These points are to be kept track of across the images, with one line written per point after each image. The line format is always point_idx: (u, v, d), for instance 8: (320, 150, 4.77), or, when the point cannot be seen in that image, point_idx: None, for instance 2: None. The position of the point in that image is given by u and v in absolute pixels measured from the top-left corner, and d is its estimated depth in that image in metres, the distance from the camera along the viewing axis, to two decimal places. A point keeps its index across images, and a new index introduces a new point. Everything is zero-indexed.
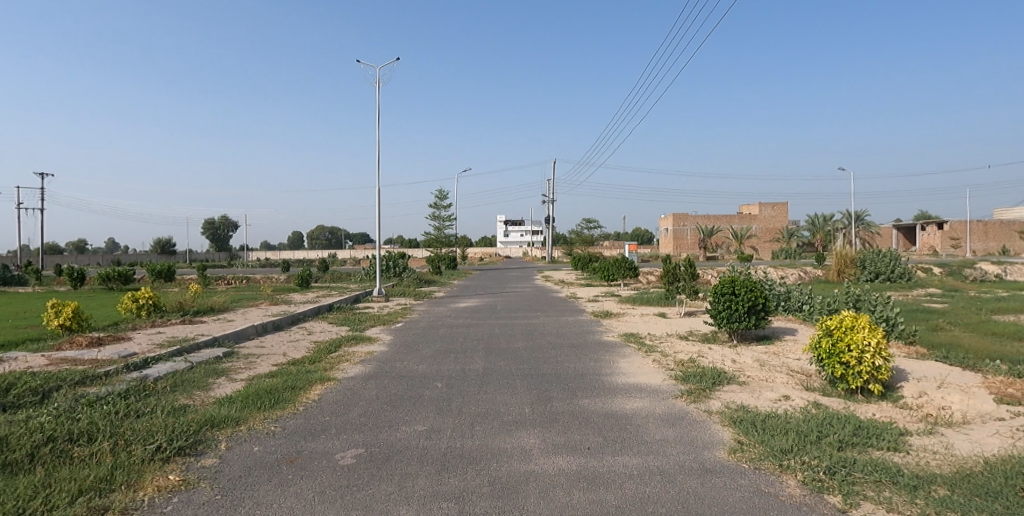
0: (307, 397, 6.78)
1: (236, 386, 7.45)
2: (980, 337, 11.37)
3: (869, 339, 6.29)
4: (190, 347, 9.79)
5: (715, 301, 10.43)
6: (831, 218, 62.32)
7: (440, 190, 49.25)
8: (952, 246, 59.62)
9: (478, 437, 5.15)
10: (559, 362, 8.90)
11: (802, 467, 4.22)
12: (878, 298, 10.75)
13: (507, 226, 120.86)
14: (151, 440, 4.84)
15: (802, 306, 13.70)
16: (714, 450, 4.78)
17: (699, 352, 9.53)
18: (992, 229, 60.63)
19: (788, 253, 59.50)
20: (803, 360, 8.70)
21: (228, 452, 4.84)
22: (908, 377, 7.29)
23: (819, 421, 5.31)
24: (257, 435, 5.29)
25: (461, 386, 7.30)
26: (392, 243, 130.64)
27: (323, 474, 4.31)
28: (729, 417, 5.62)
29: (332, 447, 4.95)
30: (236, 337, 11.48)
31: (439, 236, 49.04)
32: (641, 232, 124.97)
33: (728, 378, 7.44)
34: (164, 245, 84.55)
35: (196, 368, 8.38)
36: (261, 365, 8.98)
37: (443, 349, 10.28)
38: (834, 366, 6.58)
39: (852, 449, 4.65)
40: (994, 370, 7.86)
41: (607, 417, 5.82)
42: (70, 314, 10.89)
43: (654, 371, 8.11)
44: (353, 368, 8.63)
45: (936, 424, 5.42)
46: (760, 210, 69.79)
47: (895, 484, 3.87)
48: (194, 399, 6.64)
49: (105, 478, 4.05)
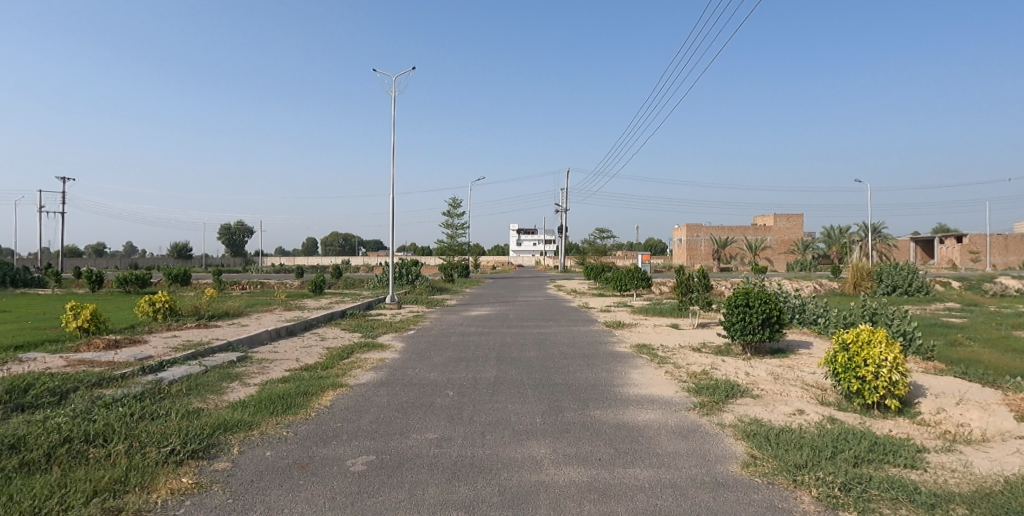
0: (319, 403, 6.82)
1: (249, 390, 7.52)
2: (1001, 353, 11.15)
3: (886, 354, 6.20)
4: (205, 351, 9.91)
5: (729, 312, 10.35)
6: (848, 230, 61.70)
7: (453, 200, 49.75)
8: (972, 260, 58.60)
9: (488, 446, 5.15)
10: (570, 373, 8.85)
11: (816, 483, 4.17)
12: (896, 312, 10.60)
13: (520, 235, 121.35)
14: (166, 443, 4.89)
15: (817, 319, 13.54)
16: (727, 464, 4.74)
17: (712, 365, 9.46)
18: (1012, 242, 59.61)
19: (802, 266, 59.62)
20: (818, 374, 8.59)
21: (241, 456, 4.88)
22: (926, 393, 7.18)
23: (834, 436, 5.23)
24: (269, 440, 5.33)
25: (471, 395, 7.29)
26: (405, 250, 132.04)
27: (334, 480, 4.33)
28: (743, 430, 5.57)
29: (344, 453, 4.98)
30: (250, 341, 11.59)
31: (452, 244, 49.61)
32: (654, 244, 125.10)
33: (742, 391, 7.36)
34: (180, 251, 86.47)
35: (211, 372, 8.46)
36: (274, 370, 9.03)
37: (455, 357, 10.27)
38: (850, 380, 6.47)
39: (867, 466, 4.58)
40: (1014, 387, 7.70)
41: (619, 429, 5.79)
42: (88, 317, 11.07)
43: (666, 383, 8.05)
44: (364, 374, 8.69)
45: (954, 441, 5.32)
46: (774, 221, 69.50)
47: (912, 502, 3.81)
48: (208, 403, 6.72)
49: (119, 480, 4.09)
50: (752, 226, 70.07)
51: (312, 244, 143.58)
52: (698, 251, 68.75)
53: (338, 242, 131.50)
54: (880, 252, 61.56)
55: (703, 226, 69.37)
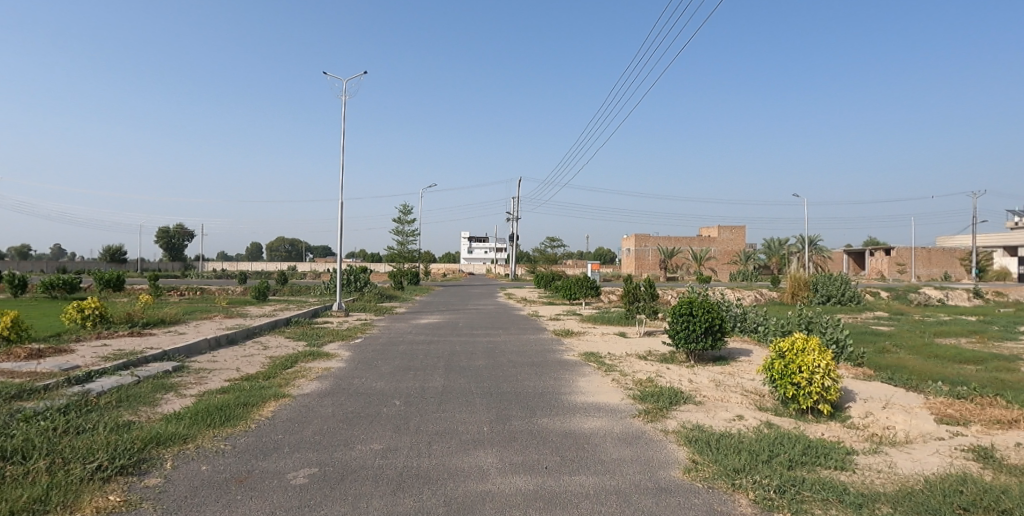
0: (260, 414, 6.59)
1: (186, 402, 7.20)
2: (923, 359, 11.90)
3: (819, 360, 6.53)
4: (138, 360, 9.42)
5: (673, 321, 10.63)
6: (787, 242, 64.52)
7: (404, 206, 49.13)
8: (899, 272, 62.23)
9: (434, 456, 5.09)
10: (518, 381, 8.87)
11: (753, 486, 4.32)
12: (829, 321, 11.15)
13: (472, 243, 121.23)
14: (92, 458, 4.61)
15: (757, 327, 14.07)
16: (669, 469, 4.86)
17: (657, 372, 9.68)
18: (934, 255, 63.75)
19: (745, 276, 61.42)
20: (757, 381, 8.93)
21: (175, 471, 4.65)
22: (856, 397, 7.59)
23: (771, 440, 5.45)
24: (205, 454, 5.11)
25: (419, 404, 7.21)
26: (355, 257, 129.55)
27: (273, 494, 4.18)
28: (685, 436, 5.72)
29: (285, 466, 4.82)
30: (188, 351, 11.09)
31: (402, 250, 48.97)
32: (602, 253, 127.40)
33: (684, 398, 7.57)
34: (113, 254, 82.21)
35: (143, 383, 8.03)
36: (213, 380, 8.67)
37: (403, 366, 10.13)
38: (786, 386, 6.76)
39: (801, 468, 4.79)
40: (935, 391, 8.21)
41: (565, 436, 5.86)
42: (9, 324, 10.35)
43: (613, 391, 8.18)
44: (309, 384, 8.46)
45: (880, 443, 5.63)
46: (718, 233, 72.12)
47: (842, 502, 4.00)
48: (140, 415, 6.38)
49: (39, 499, 3.83)
50: (697, 237, 72.40)
51: (258, 250, 138.96)
52: (646, 260, 70.45)
53: (284, 247, 127.86)
54: (816, 263, 64.66)
55: (651, 237, 71.22)
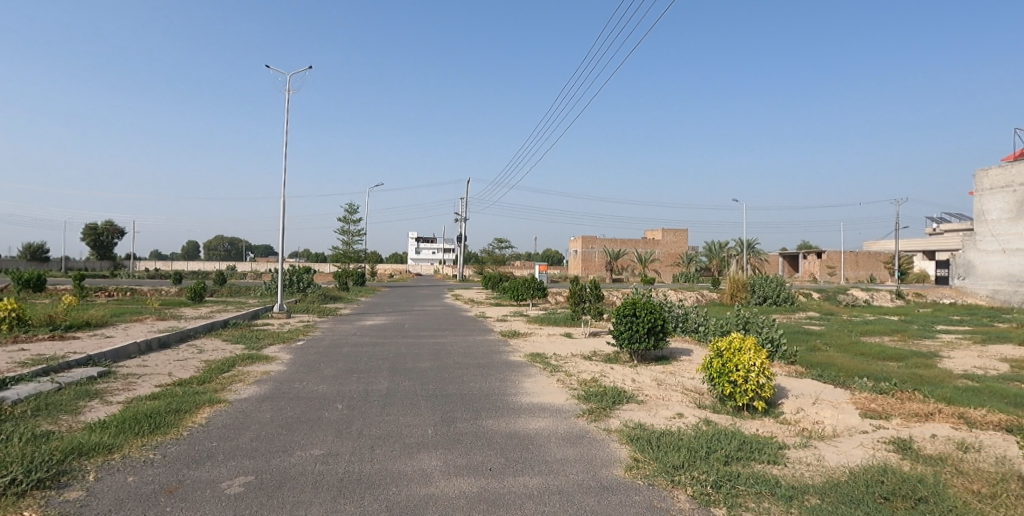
0: (193, 421, 6.29)
1: (112, 409, 6.80)
2: (850, 357, 12.61)
3: (755, 359, 6.80)
4: (59, 366, 8.83)
5: (618, 321, 10.83)
6: (727, 245, 67.05)
7: (350, 205, 48.09)
8: (828, 273, 65.59)
9: (376, 460, 5.00)
10: (464, 383, 8.82)
11: (691, 482, 4.46)
12: (764, 321, 11.64)
13: (421, 243, 120.03)
14: (3, 472, 4.28)
15: (697, 327, 14.54)
16: (611, 468, 4.94)
17: (602, 372, 9.85)
18: (861, 258, 67.67)
19: (688, 278, 63.42)
20: (696, 379, 9.22)
21: (98, 483, 4.38)
22: (788, 394, 7.96)
23: (708, 437, 5.63)
24: (133, 464, 4.83)
25: (362, 408, 7.07)
26: (299, 257, 125.92)
27: (205, 504, 4.00)
28: (627, 435, 5.83)
29: (219, 474, 4.63)
30: (116, 355, 10.48)
31: (348, 250, 47.91)
32: (551, 255, 128.64)
33: (627, 397, 7.73)
34: (34, 252, 76.85)
35: (65, 390, 7.53)
36: (143, 386, 8.22)
37: (347, 369, 9.91)
38: (723, 384, 7.00)
39: (736, 464, 4.98)
40: (860, 387, 8.72)
41: (509, 437, 5.88)
42: None
43: (558, 391, 8.26)
44: (246, 388, 8.15)
45: (810, 438, 5.93)
46: (663, 235, 74.21)
47: (773, 495, 4.18)
48: (60, 425, 5.97)
49: None
50: (643, 239, 74.28)
51: (195, 249, 132.94)
52: (593, 261, 71.83)
53: (223, 246, 122.84)
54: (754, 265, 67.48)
55: (598, 238, 72.74)
